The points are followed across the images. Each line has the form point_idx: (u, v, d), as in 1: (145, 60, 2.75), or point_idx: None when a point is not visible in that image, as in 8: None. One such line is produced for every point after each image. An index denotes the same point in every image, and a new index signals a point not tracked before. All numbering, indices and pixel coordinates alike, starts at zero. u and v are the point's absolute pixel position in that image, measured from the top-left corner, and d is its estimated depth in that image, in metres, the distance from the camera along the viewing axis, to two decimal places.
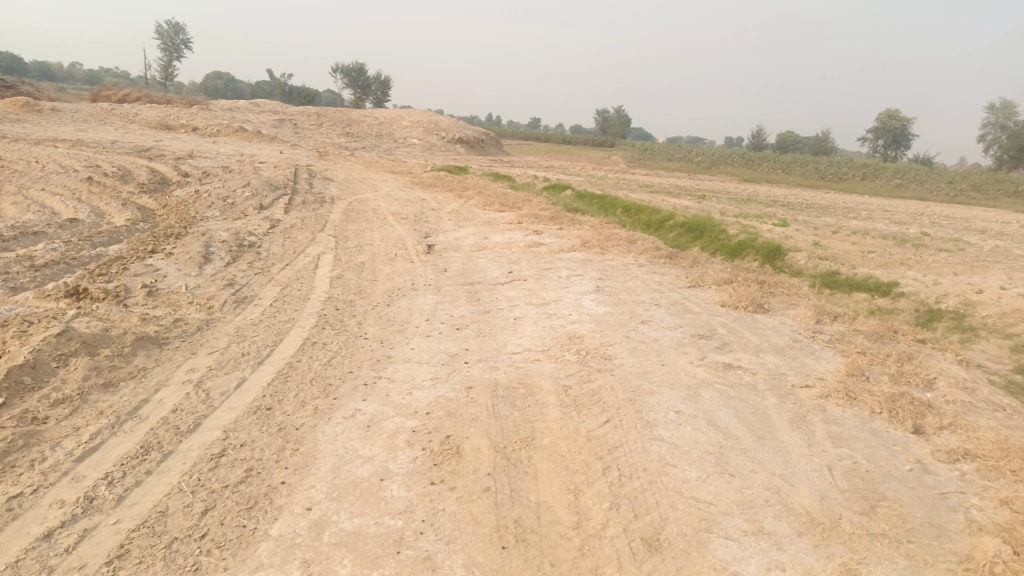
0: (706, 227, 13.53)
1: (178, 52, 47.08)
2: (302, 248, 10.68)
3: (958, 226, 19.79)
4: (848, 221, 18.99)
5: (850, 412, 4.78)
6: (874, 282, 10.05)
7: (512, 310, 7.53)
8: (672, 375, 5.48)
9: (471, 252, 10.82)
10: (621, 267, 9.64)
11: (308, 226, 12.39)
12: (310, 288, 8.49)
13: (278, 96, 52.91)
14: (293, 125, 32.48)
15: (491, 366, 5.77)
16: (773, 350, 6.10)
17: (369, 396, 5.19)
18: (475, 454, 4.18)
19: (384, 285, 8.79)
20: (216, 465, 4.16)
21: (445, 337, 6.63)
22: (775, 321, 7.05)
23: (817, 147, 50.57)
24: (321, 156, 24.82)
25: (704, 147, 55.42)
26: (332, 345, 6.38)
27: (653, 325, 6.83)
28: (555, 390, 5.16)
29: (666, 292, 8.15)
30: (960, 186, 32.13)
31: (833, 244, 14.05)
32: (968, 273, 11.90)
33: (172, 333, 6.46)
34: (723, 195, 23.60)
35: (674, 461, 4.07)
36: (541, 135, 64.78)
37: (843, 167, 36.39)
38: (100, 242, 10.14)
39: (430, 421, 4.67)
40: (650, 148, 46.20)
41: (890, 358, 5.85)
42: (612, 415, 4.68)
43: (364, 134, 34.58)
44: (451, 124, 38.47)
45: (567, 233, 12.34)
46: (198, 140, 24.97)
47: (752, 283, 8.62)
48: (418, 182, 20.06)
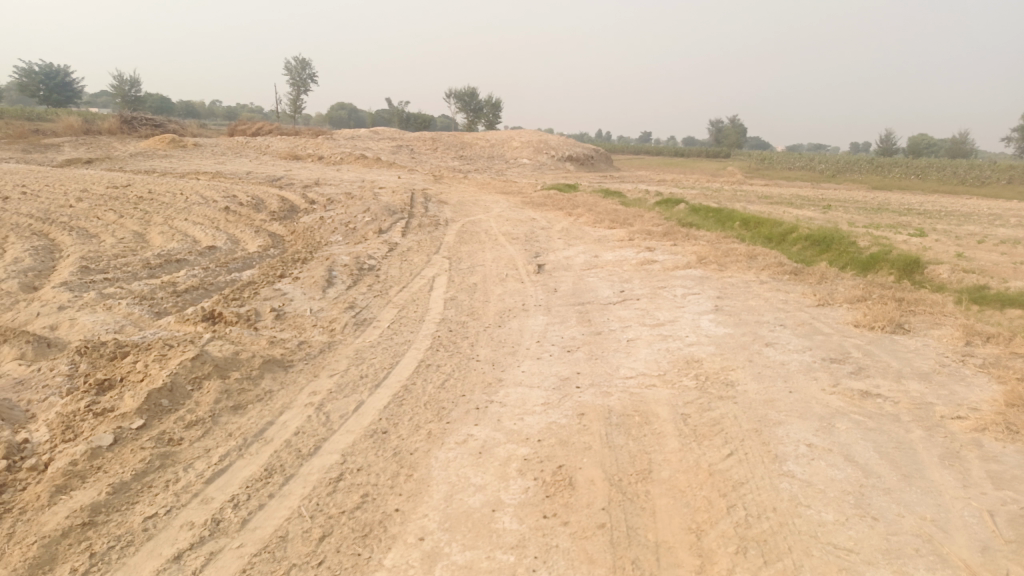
0: (833, 239, 12.74)
1: (305, 86, 50.00)
2: (417, 270, 10.92)
3: None
4: (995, 229, 17.36)
5: (1012, 448, 4.25)
6: None
7: (626, 331, 7.32)
8: (801, 403, 5.10)
9: (583, 271, 10.69)
10: (741, 285, 9.20)
11: (424, 248, 12.68)
12: (425, 309, 8.64)
13: (396, 123, 55.05)
14: (410, 150, 33.64)
15: (604, 391, 5.59)
16: (916, 376, 5.56)
17: (480, 421, 5.14)
18: (589, 486, 4.02)
19: (496, 306, 8.80)
20: (333, 490, 4.23)
21: (557, 360, 6.51)
22: (916, 343, 6.45)
23: (955, 149, 46.87)
24: (435, 179, 25.52)
25: (827, 155, 52.66)
26: (445, 367, 6.41)
27: (778, 347, 6.43)
28: (673, 419, 4.91)
29: (791, 311, 7.67)
30: None
31: (979, 255, 12.85)
32: None
33: (296, 355, 6.73)
34: (851, 205, 22.25)
35: (807, 501, 3.75)
36: (652, 149, 63.80)
37: (986, 170, 33.46)
38: (234, 267, 10.79)
39: (542, 449, 4.55)
40: (768, 158, 44.40)
41: None
42: (737, 448, 4.38)
43: (476, 156, 35.33)
44: (561, 141, 38.62)
45: (682, 249, 11.97)
46: (322, 168, 26.31)
47: (888, 300, 7.98)
48: (530, 202, 20.19)
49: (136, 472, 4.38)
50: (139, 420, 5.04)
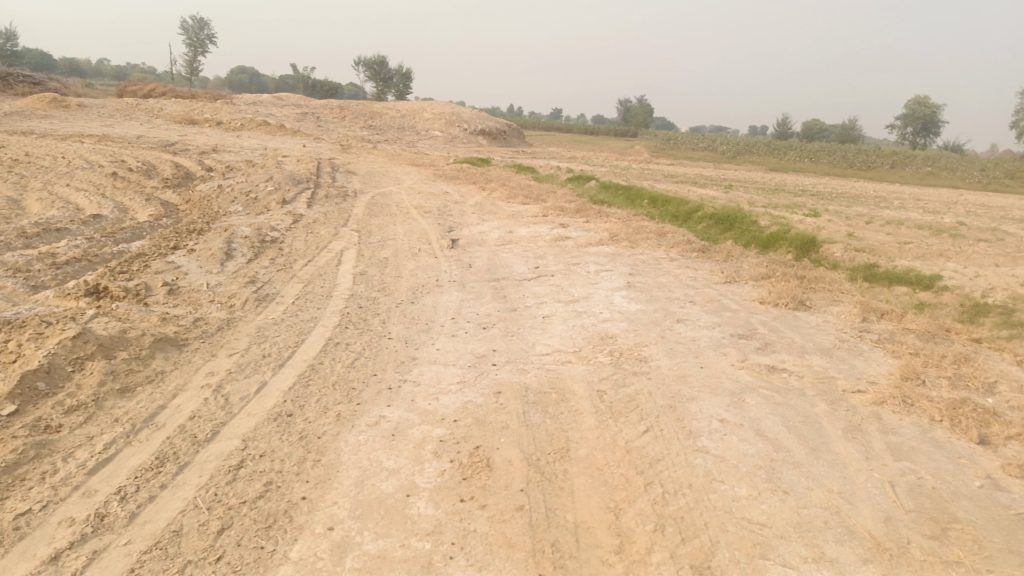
0: (737, 217, 13.13)
1: (202, 47, 47.21)
2: (324, 243, 10.47)
3: (995, 215, 19.14)
4: (881, 210, 18.44)
5: (908, 421, 4.44)
6: (915, 275, 9.64)
7: (541, 308, 7.25)
8: (712, 379, 5.17)
9: (496, 246, 10.56)
10: (652, 262, 9.32)
11: (331, 220, 12.19)
12: (333, 284, 8.28)
13: (301, 90, 52.91)
14: (316, 118, 32.38)
15: (520, 369, 5.49)
16: (819, 352, 5.75)
17: (392, 401, 4.94)
18: (506, 467, 3.91)
19: (408, 281, 8.54)
20: (233, 478, 3.95)
21: (472, 337, 6.36)
22: (817, 319, 6.69)
23: (844, 135, 49.55)
24: (343, 149, 24.66)
25: (728, 137, 54.56)
26: (354, 345, 6.15)
27: (689, 324, 6.52)
28: (589, 396, 4.87)
29: (701, 288, 7.81)
30: (993, 174, 31.20)
31: (868, 235, 13.58)
32: (1011, 265, 11.44)
33: (191, 333, 6.28)
34: (751, 185, 23.08)
35: (721, 476, 3.77)
36: (563, 126, 64.21)
37: (872, 155, 35.49)
38: (122, 238, 10.01)
39: (458, 430, 4.40)
40: (673, 138, 45.48)
41: (946, 360, 5.47)
42: (653, 425, 4.38)
43: (386, 126, 34.45)
44: (473, 114, 38.21)
45: (594, 226, 12.03)
46: (222, 134, 24.94)
47: (791, 278, 8.25)
48: (441, 175, 19.84)
49: (5, 464, 3.94)
50: (10, 405, 4.54)
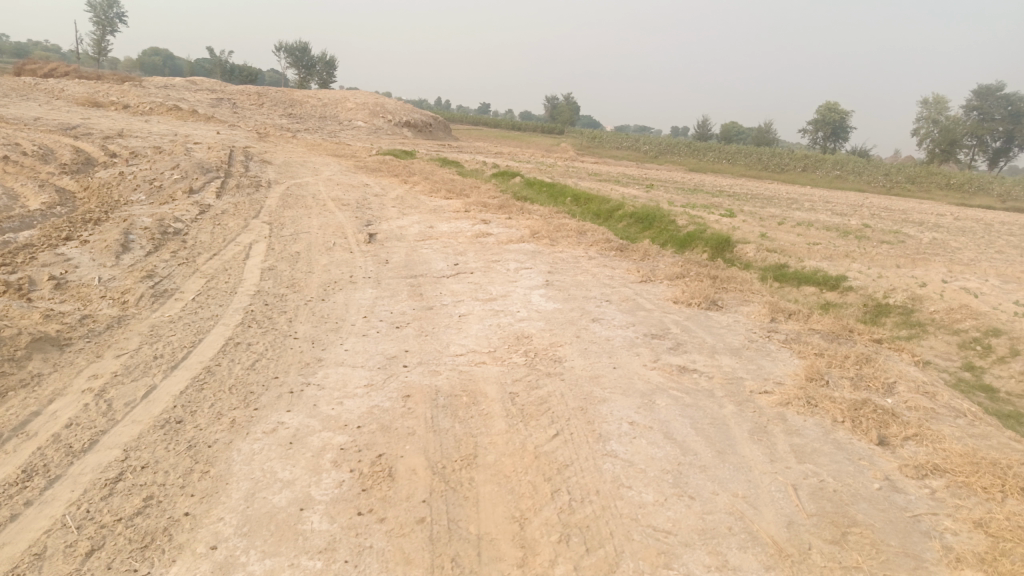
0: (656, 216, 13.30)
1: (111, 26, 44.66)
2: (233, 236, 9.98)
3: (896, 217, 20.15)
4: (793, 211, 19.11)
5: (812, 422, 4.51)
6: (823, 276, 9.97)
7: (457, 306, 7.08)
8: (624, 380, 5.13)
9: (415, 242, 10.31)
10: (571, 260, 9.28)
11: (241, 212, 11.65)
12: (238, 280, 7.87)
13: (218, 74, 50.80)
14: (232, 104, 31.10)
15: (431, 370, 5.31)
16: (729, 352, 5.81)
17: (293, 407, 4.68)
18: (409, 476, 3.74)
19: (320, 277, 8.21)
20: (109, 493, 3.62)
21: (383, 337, 6.14)
22: (729, 319, 6.78)
23: (760, 138, 51.34)
24: (260, 137, 23.75)
25: (651, 136, 55.65)
26: (257, 346, 5.82)
27: (604, 323, 6.48)
28: (500, 399, 4.74)
29: (617, 288, 7.81)
30: (896, 178, 32.89)
31: (780, 236, 14.01)
32: (910, 267, 12.02)
33: (76, 332, 5.81)
34: (671, 185, 23.54)
35: (629, 482, 3.71)
36: (489, 120, 64.06)
37: (785, 157, 36.82)
38: (8, 227, 9.26)
39: (361, 437, 4.19)
40: (598, 136, 46.01)
41: (849, 360, 5.62)
42: (563, 428, 4.29)
43: (307, 115, 33.46)
44: (398, 106, 37.59)
45: (516, 222, 11.93)
46: (129, 118, 23.62)
47: (705, 278, 8.36)
48: (362, 167, 19.35)
49: None
50: None
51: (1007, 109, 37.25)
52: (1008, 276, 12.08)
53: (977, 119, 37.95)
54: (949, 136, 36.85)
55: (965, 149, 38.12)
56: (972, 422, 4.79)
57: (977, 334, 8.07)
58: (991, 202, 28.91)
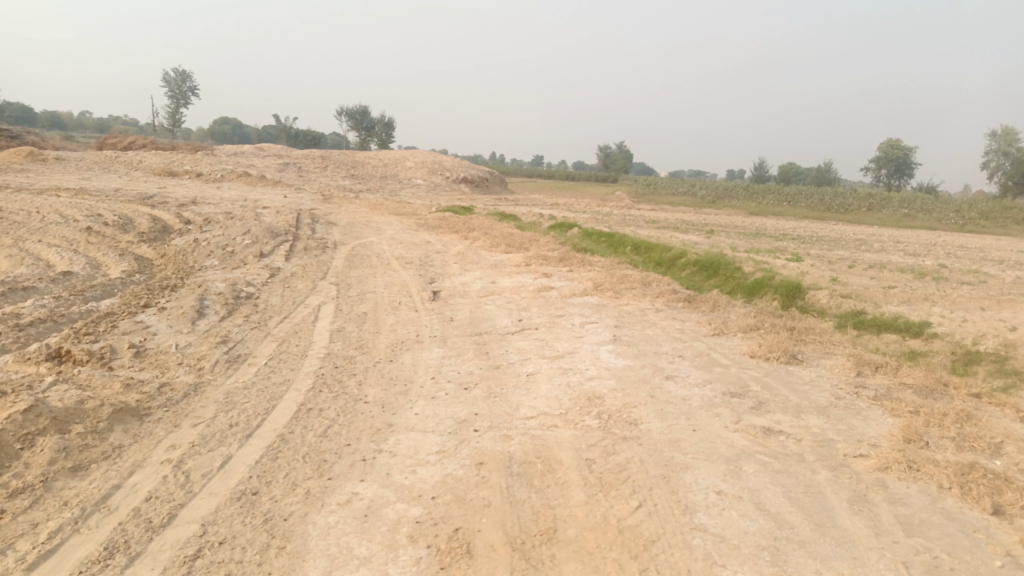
0: (721, 264, 13.02)
1: (185, 99, 47.34)
2: (301, 298, 10.18)
3: (974, 255, 19.26)
4: (862, 253, 18.48)
5: (916, 489, 4.18)
6: (904, 322, 9.49)
7: (525, 365, 6.97)
8: (706, 443, 4.89)
9: (479, 299, 10.31)
10: (638, 313, 9.10)
11: (309, 273, 11.91)
12: (308, 343, 7.97)
13: (283, 139, 53.02)
14: (297, 168, 32.31)
15: (503, 435, 5.18)
16: (815, 410, 5.50)
17: (366, 476, 4.61)
18: (488, 554, 3.59)
19: (387, 338, 8.24)
20: (188, 571, 3.59)
21: (452, 400, 6.05)
22: (810, 374, 6.47)
23: (820, 178, 50.33)
24: (324, 199, 24.51)
25: (707, 181, 55.22)
26: (328, 411, 5.82)
27: (679, 381, 6.26)
28: (577, 466, 4.57)
29: (689, 342, 7.58)
30: (969, 214, 31.60)
31: (852, 280, 13.51)
32: (997, 309, 11.38)
33: (155, 401, 5.93)
34: (732, 230, 23.13)
35: (721, 559, 3.48)
36: (544, 172, 64.75)
37: (849, 197, 35.88)
38: (92, 296, 9.66)
39: (436, 509, 4.08)
40: (654, 183, 45.82)
41: (948, 418, 5.24)
42: (645, 499, 4.08)
43: (368, 175, 34.46)
44: (455, 162, 38.38)
45: (578, 275, 11.83)
46: (202, 185, 24.75)
47: (780, 329, 8.04)
48: (423, 223, 19.70)
49: None
50: None
51: None
52: None
53: None
54: None
55: None
56: None
57: None
58: None
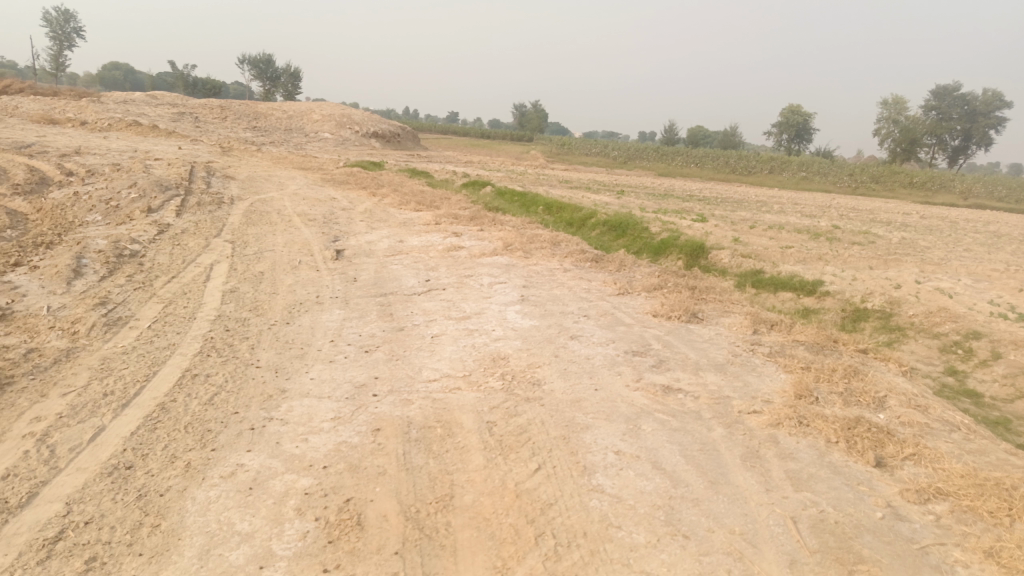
0: (629, 224, 13.13)
1: (69, 41, 43.61)
2: (192, 256, 9.57)
3: (863, 218, 20.27)
4: (762, 214, 19.13)
5: (805, 443, 4.30)
6: (799, 281, 9.85)
7: (429, 326, 6.78)
8: (607, 402, 4.88)
9: (384, 258, 9.99)
10: (546, 273, 9.04)
11: (202, 230, 11.22)
12: (197, 304, 7.49)
13: (179, 88, 49.75)
14: (194, 118, 30.39)
15: (403, 400, 5.00)
16: (713, 368, 5.59)
17: (254, 446, 4.34)
18: (380, 525, 3.43)
19: (285, 298, 7.85)
20: (47, 556, 3.27)
21: (351, 364, 5.81)
22: (710, 332, 6.58)
23: (726, 141, 51.74)
24: (223, 151, 23.21)
25: (618, 142, 55.81)
26: (216, 377, 5.47)
27: (583, 341, 6.23)
28: (478, 430, 4.45)
29: (595, 301, 7.58)
30: (860, 178, 33.24)
31: (753, 240, 13.93)
32: (883, 268, 11.99)
33: (18, 369, 5.40)
34: (642, 191, 23.46)
35: (618, 520, 3.45)
36: (457, 130, 63.75)
37: (752, 159, 36.99)
38: None
39: (327, 479, 3.88)
40: (567, 143, 45.86)
41: (836, 374, 5.44)
42: (545, 461, 4.02)
43: (272, 127, 32.89)
44: (365, 116, 37.13)
45: (488, 234, 11.66)
46: (86, 135, 22.94)
47: (683, 288, 8.15)
48: (329, 179, 18.95)
49: None
50: None
51: (964, 107, 38.03)
52: (979, 275, 12.15)
53: (935, 119, 38.69)
54: (910, 136, 37.35)
55: (925, 148, 38.89)
56: (968, 438, 4.63)
57: (957, 337, 8.02)
58: (953, 200, 29.46)
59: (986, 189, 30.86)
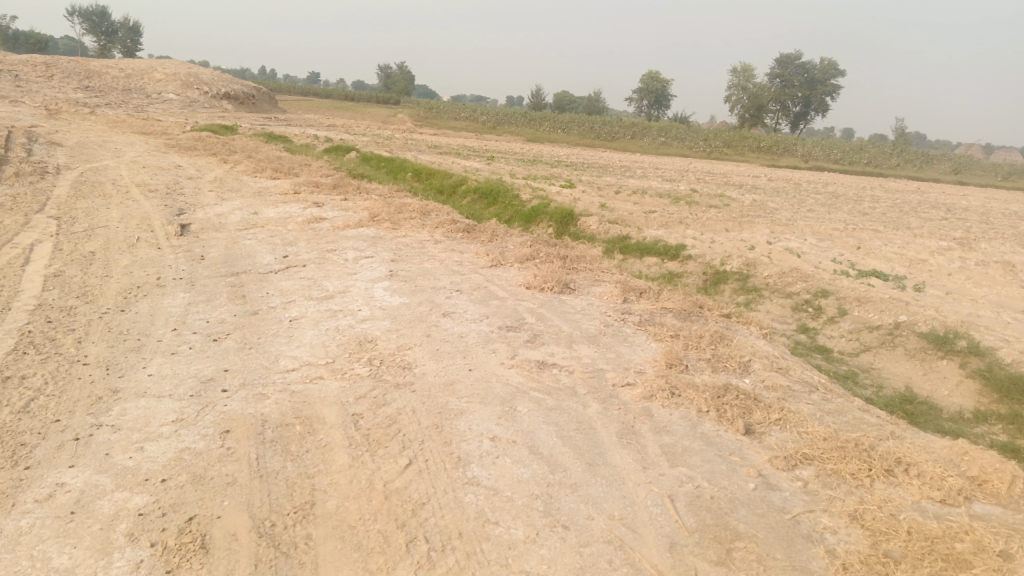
0: (499, 191, 12.93)
1: None
2: (7, 236, 8.37)
3: (719, 181, 21.25)
4: (626, 179, 19.57)
5: (678, 415, 4.27)
6: (663, 245, 10.04)
7: (288, 308, 6.26)
8: (481, 384, 4.65)
9: (237, 232, 9.21)
10: (415, 245, 8.67)
11: (20, 206, 9.87)
12: (13, 292, 6.53)
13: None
14: (12, 76, 26.96)
15: (257, 395, 4.54)
16: (586, 340, 5.49)
17: (78, 461, 3.76)
18: (229, 546, 3.04)
19: (120, 282, 7.01)
20: None
21: (197, 355, 5.23)
22: (582, 303, 6.50)
23: (591, 106, 52.68)
24: (49, 114, 20.76)
25: (486, 106, 55.50)
26: (33, 378, 4.74)
27: (455, 317, 5.96)
28: (341, 425, 4.09)
29: (466, 275, 7.31)
30: (715, 143, 34.91)
31: (618, 205, 14.17)
32: (739, 230, 12.54)
33: None
34: (511, 156, 23.34)
35: (494, 515, 3.25)
36: (318, 91, 60.89)
37: (615, 124, 37.90)
38: None
39: (166, 494, 3.41)
40: (435, 106, 44.95)
41: (704, 340, 5.49)
42: (415, 455, 3.74)
43: (107, 87, 29.83)
44: (215, 76, 34.51)
45: (352, 204, 11.07)
46: None
47: (554, 258, 8.05)
48: (174, 145, 17.38)
49: None
50: None
51: (804, 76, 40.68)
52: (822, 234, 12.99)
53: (779, 86, 41.22)
54: (758, 102, 39.56)
55: (770, 113, 41.46)
56: (826, 397, 4.82)
57: (808, 296, 8.45)
58: (796, 163, 31.60)
59: (823, 152, 33.38)
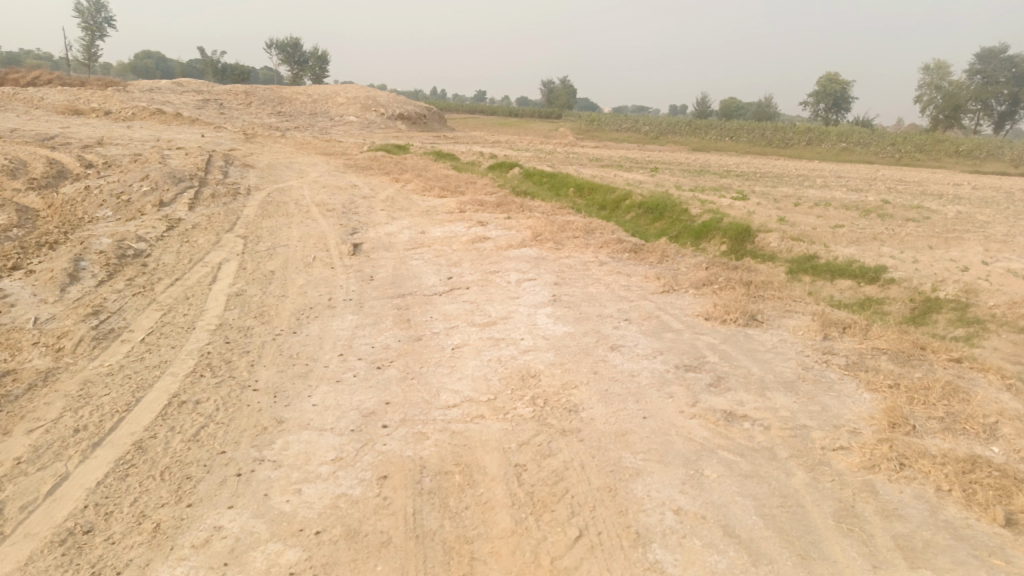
0: (666, 205, 12.17)
1: (101, 31, 38.24)
2: (199, 255, 8.91)
3: (913, 190, 18.99)
4: (804, 190, 17.98)
5: (912, 495, 3.45)
6: (859, 267, 8.85)
7: (450, 335, 6.01)
8: (660, 436, 4.08)
9: (404, 252, 9.24)
10: (580, 267, 8.22)
11: (213, 226, 10.56)
12: (198, 311, 6.81)
13: (208, 76, 49.39)
14: (218, 105, 29.86)
15: (417, 434, 4.25)
16: (782, 387, 4.73)
17: (237, 500, 3.63)
18: None
19: (293, 302, 7.14)
20: None
21: (360, 384, 5.07)
22: (772, 339, 5.70)
23: (760, 113, 49.94)
24: (245, 139, 22.64)
25: (649, 116, 54.29)
26: (206, 403, 4.78)
27: (626, 352, 5.41)
28: (504, 478, 3.68)
29: (636, 302, 6.73)
30: (904, 147, 31.58)
31: (799, 219, 12.89)
32: (946, 248, 10.91)
33: None
34: (675, 168, 22.37)
35: None
36: (483, 109, 62.67)
37: (788, 131, 35.46)
38: None
39: (319, 551, 3.17)
40: (597, 119, 44.55)
41: (933, 394, 4.53)
42: (587, 525, 3.24)
43: (295, 111, 32.26)
44: (389, 98, 36.35)
45: (515, 223, 10.84)
46: (108, 124, 22.45)
47: (735, 284, 7.25)
48: (351, 165, 18.22)
49: None
50: None
51: (1011, 70, 35.97)
52: None
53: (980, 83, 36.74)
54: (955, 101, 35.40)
55: (969, 113, 37.02)
56: None
57: None
58: (1004, 168, 27.77)
59: None
